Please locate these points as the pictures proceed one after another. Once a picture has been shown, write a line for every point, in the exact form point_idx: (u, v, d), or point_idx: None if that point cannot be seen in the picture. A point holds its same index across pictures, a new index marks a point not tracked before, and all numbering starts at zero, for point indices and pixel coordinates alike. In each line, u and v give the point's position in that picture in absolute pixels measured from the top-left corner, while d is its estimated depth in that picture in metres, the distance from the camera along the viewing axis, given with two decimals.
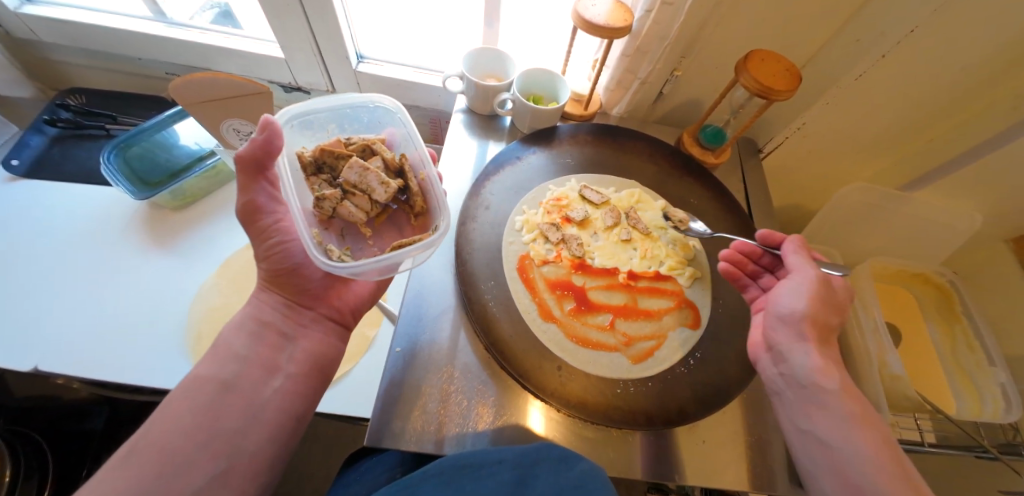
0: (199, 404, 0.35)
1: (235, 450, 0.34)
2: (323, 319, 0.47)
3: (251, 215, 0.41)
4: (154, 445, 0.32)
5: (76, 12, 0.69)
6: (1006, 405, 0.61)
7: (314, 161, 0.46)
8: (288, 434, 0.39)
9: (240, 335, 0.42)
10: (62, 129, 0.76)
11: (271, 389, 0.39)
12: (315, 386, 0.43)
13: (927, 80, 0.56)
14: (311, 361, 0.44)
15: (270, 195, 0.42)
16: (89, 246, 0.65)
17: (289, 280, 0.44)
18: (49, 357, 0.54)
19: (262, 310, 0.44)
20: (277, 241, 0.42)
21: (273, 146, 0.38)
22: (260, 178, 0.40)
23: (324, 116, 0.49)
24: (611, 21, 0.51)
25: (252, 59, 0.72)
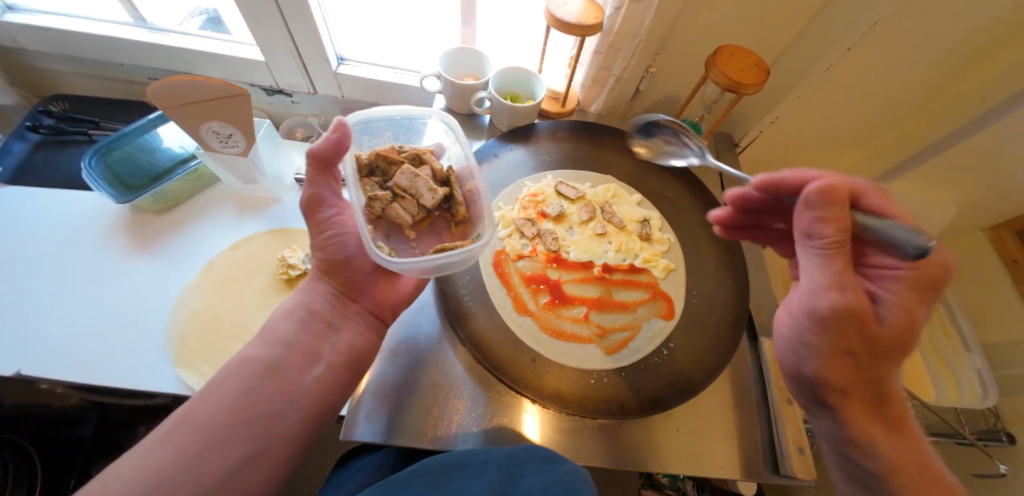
0: (243, 386, 0.35)
1: (271, 434, 0.34)
2: (364, 313, 0.45)
3: (314, 206, 0.42)
4: (195, 422, 0.32)
5: (57, 19, 0.69)
6: (983, 391, 0.62)
7: (368, 164, 0.47)
8: (319, 423, 0.38)
9: (288, 321, 0.41)
10: (45, 135, 0.76)
11: (312, 379, 0.38)
12: (354, 381, 0.41)
13: (895, 72, 0.58)
14: (349, 353, 0.42)
15: (334, 191, 0.43)
16: (73, 251, 0.65)
17: (341, 271, 0.43)
18: (34, 361, 0.54)
19: (314, 299, 0.43)
20: (331, 233, 0.42)
21: (343, 144, 0.39)
22: (326, 173, 0.41)
23: (381, 124, 0.50)
24: (583, 19, 0.52)
25: (232, 63, 0.73)
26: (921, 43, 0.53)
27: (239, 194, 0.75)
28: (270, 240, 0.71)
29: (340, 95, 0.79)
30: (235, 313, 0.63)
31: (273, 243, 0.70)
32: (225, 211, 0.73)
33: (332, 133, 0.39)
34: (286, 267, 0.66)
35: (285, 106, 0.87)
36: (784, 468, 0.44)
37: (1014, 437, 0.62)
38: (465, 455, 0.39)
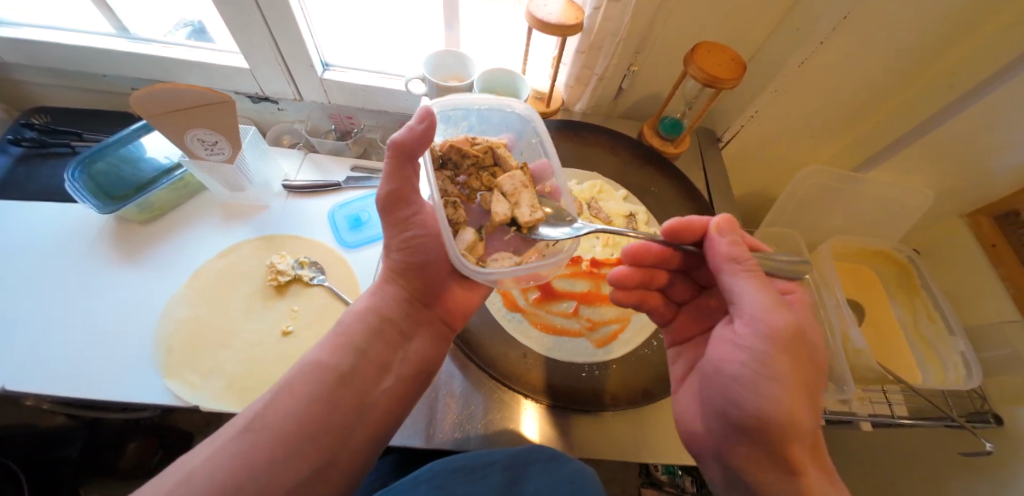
0: (319, 393, 0.34)
1: (339, 446, 0.34)
2: (433, 321, 0.44)
3: (392, 204, 0.40)
4: (270, 431, 0.31)
5: (38, 32, 0.69)
6: (967, 372, 0.63)
7: (441, 156, 0.44)
8: (383, 437, 0.38)
9: (360, 325, 0.41)
10: (27, 148, 0.75)
11: (381, 391, 0.38)
12: (416, 391, 0.41)
13: (869, 63, 0.59)
14: (417, 365, 0.42)
15: (416, 188, 0.40)
16: (57, 263, 0.64)
17: (418, 275, 0.43)
18: (16, 377, 0.53)
19: (387, 305, 0.42)
20: (409, 235, 0.41)
21: (429, 136, 0.36)
22: (410, 166, 0.38)
23: (460, 112, 0.49)
24: (563, 19, 0.53)
25: (216, 71, 0.73)
26: (891, 36, 0.55)
27: (226, 202, 0.75)
28: (259, 247, 0.70)
29: (326, 101, 0.79)
30: (226, 322, 0.62)
31: (261, 250, 0.70)
32: (212, 219, 0.73)
33: (417, 124, 0.35)
34: (276, 274, 0.66)
35: (271, 113, 0.87)
36: None
37: (999, 417, 0.63)
38: (471, 458, 0.40)
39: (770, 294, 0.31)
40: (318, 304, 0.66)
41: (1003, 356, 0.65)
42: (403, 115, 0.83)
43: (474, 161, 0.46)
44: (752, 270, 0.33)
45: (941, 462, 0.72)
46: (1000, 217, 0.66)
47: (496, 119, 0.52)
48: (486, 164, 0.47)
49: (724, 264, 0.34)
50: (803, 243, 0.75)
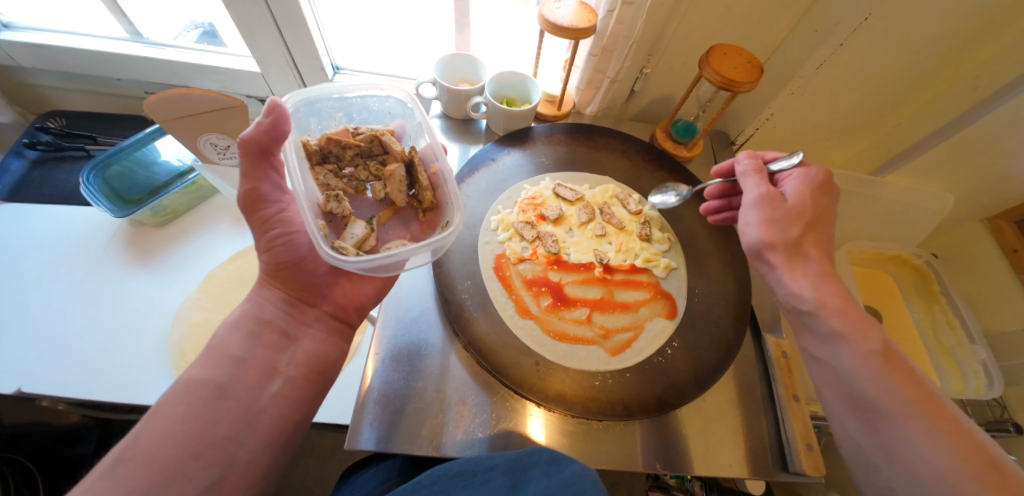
0: (193, 411, 0.34)
1: (229, 458, 0.34)
2: (325, 317, 0.46)
3: (253, 203, 0.40)
4: (142, 456, 0.30)
5: (51, 36, 0.70)
6: (987, 381, 0.63)
7: (319, 150, 0.46)
8: (285, 440, 0.38)
9: (236, 335, 0.40)
10: (42, 152, 0.75)
11: (268, 395, 0.38)
12: (315, 391, 0.42)
13: (888, 65, 0.58)
14: (312, 361, 0.43)
15: (274, 184, 0.41)
16: (71, 266, 0.65)
17: (294, 274, 0.43)
18: (32, 380, 0.54)
19: (264, 309, 0.43)
20: (280, 232, 0.41)
21: (280, 130, 0.38)
22: (264, 164, 0.40)
23: (333, 103, 0.50)
24: (576, 22, 0.52)
25: (229, 75, 0.73)
26: (913, 38, 0.53)
27: (237, 205, 0.75)
28: None
29: None
30: None
31: None
32: (223, 224, 0.73)
33: (266, 118, 0.37)
34: None
35: None
36: (793, 466, 0.44)
37: (1020, 427, 0.62)
38: (470, 462, 0.37)
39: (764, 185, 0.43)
40: None
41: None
42: None
43: (357, 152, 0.48)
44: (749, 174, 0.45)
45: None
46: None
47: (375, 106, 0.53)
48: (374, 153, 0.50)
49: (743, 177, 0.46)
50: None
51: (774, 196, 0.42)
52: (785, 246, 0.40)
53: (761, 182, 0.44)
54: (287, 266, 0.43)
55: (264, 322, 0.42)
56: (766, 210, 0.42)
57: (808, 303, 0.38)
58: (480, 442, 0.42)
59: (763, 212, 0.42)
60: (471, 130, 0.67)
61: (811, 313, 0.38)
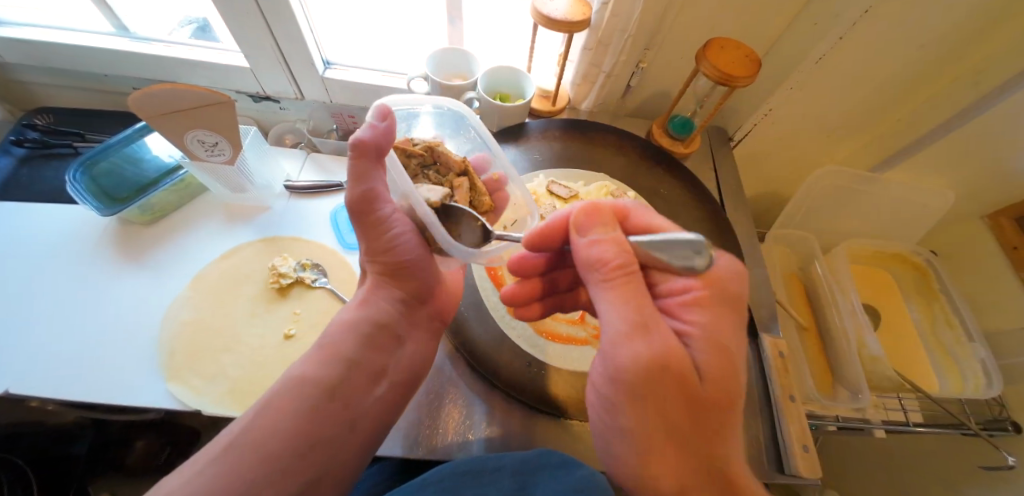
0: (309, 407, 0.33)
1: (331, 460, 0.33)
2: (430, 317, 0.45)
3: (366, 207, 0.35)
4: (252, 447, 0.29)
5: (36, 31, 0.68)
6: (986, 381, 0.62)
7: None
8: (371, 444, 0.37)
9: (349, 335, 0.39)
10: (30, 149, 0.75)
11: (374, 398, 0.38)
12: (404, 398, 0.41)
13: (889, 59, 0.57)
14: (410, 368, 0.42)
15: (386, 185, 0.36)
16: (60, 265, 0.64)
17: (409, 276, 0.41)
18: (21, 382, 0.53)
19: (378, 311, 0.41)
20: (397, 234, 0.37)
21: (391, 133, 0.35)
22: (379, 161, 0.35)
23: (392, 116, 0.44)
24: (570, 15, 0.51)
25: (217, 70, 0.71)
26: (914, 32, 0.52)
27: (228, 203, 0.74)
28: (261, 249, 0.70)
29: (327, 99, 0.78)
30: (225, 325, 0.61)
31: (262, 253, 0.69)
32: (214, 222, 0.72)
33: (379, 121, 0.34)
34: (277, 276, 0.66)
35: (273, 112, 0.86)
36: (790, 468, 0.43)
37: (1019, 425, 0.61)
38: (477, 461, 0.37)
39: (631, 309, 0.27)
40: (322, 308, 0.65)
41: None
42: None
43: (417, 164, 0.43)
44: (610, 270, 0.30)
45: (956, 471, 0.70)
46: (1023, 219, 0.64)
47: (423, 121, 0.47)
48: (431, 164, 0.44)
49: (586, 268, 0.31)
50: (814, 244, 0.74)
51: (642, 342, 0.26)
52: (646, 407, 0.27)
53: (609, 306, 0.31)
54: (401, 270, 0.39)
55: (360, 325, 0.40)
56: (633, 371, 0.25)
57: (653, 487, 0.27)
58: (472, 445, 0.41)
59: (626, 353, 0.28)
60: None
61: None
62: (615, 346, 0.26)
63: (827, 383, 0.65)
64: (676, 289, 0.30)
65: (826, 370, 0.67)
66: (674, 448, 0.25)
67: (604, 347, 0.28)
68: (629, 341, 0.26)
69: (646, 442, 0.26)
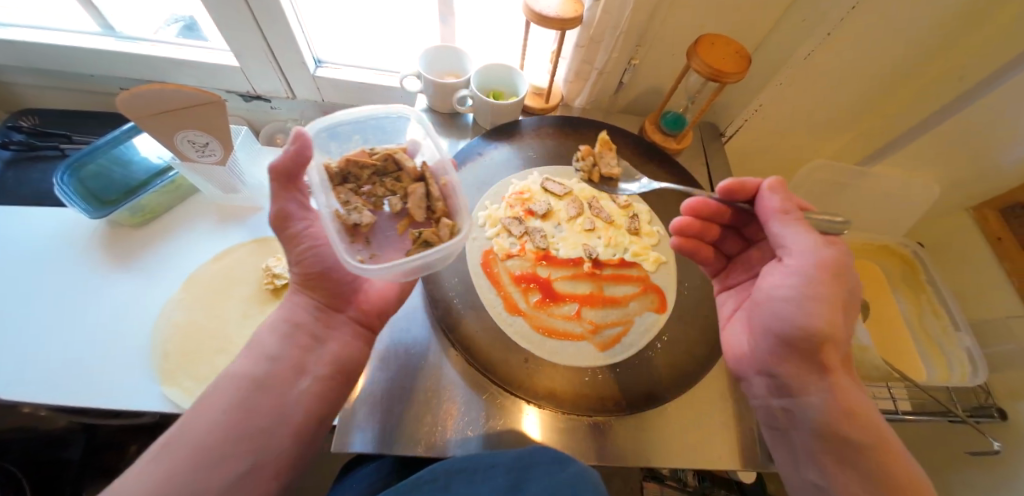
0: (231, 402, 0.33)
1: (265, 449, 0.32)
2: (351, 322, 0.43)
3: (283, 223, 0.39)
4: (187, 444, 0.30)
5: (18, 31, 0.67)
6: (972, 369, 0.64)
7: (339, 171, 0.43)
8: (312, 436, 0.36)
9: (272, 334, 0.39)
10: (16, 152, 0.73)
11: (300, 392, 0.36)
12: (344, 389, 0.40)
13: (877, 55, 0.57)
14: (340, 364, 0.40)
15: (300, 203, 0.40)
16: (49, 269, 0.63)
17: (322, 285, 0.41)
18: (12, 387, 0.52)
19: (297, 311, 0.41)
20: (307, 245, 0.39)
21: (304, 155, 0.37)
22: (290, 184, 0.39)
23: (350, 127, 0.47)
24: (562, 13, 0.51)
25: (206, 69, 0.70)
26: (901, 27, 0.53)
27: (219, 204, 0.73)
28: (254, 250, 0.69)
29: (319, 98, 0.77)
30: (219, 326, 0.61)
31: (256, 253, 0.69)
32: (206, 223, 0.71)
33: (292, 144, 0.36)
34: (271, 277, 0.65)
35: (264, 112, 0.85)
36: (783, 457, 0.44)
37: (1004, 412, 0.63)
38: (472, 459, 0.36)
39: (816, 236, 0.33)
40: None
41: (1008, 351, 0.64)
42: None
43: (374, 171, 0.45)
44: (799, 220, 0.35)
45: (943, 456, 0.72)
46: (1006, 210, 0.66)
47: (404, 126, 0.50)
48: (389, 171, 0.46)
49: (771, 216, 0.36)
50: None
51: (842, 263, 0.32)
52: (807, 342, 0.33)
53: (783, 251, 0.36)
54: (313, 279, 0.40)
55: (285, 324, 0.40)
56: (837, 277, 0.32)
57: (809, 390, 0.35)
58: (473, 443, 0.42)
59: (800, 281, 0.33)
60: (458, 124, 0.66)
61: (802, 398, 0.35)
62: (792, 273, 0.33)
63: None
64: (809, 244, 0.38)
65: None
66: (842, 333, 0.32)
67: (788, 272, 0.34)
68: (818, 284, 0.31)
69: (826, 331, 0.32)
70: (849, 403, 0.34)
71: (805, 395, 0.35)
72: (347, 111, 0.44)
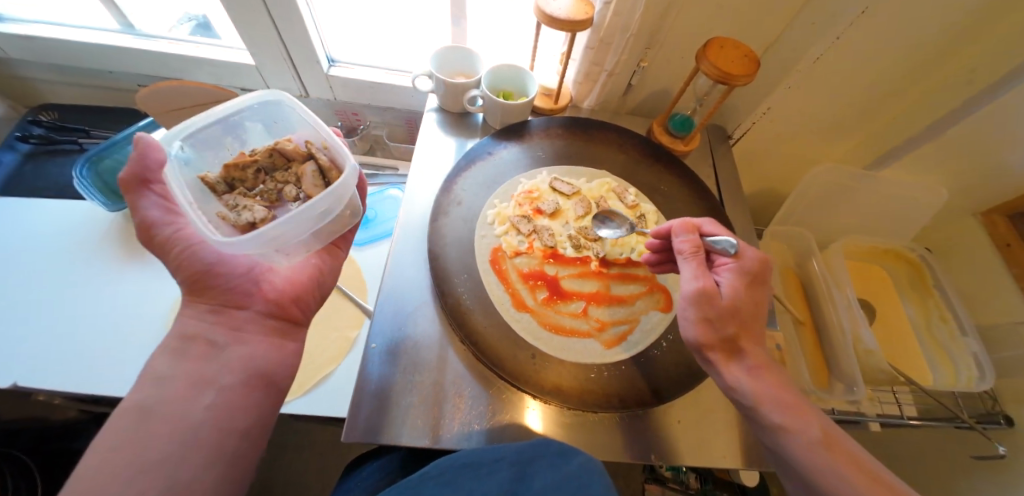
0: (122, 434, 0.31)
1: (170, 479, 0.30)
2: (260, 317, 0.42)
3: (147, 232, 0.37)
4: (83, 483, 0.28)
5: (41, 27, 0.69)
6: (979, 374, 0.63)
7: (222, 180, 0.41)
8: (233, 453, 0.35)
9: (163, 354, 0.37)
10: (35, 145, 0.75)
11: (206, 406, 0.35)
12: (259, 397, 0.39)
13: (884, 59, 0.58)
14: (252, 366, 0.39)
15: (163, 207, 0.37)
16: (65, 259, 0.65)
17: (211, 286, 0.39)
18: (28, 374, 0.54)
19: (187, 323, 0.38)
20: (183, 248, 0.37)
21: (146, 156, 0.34)
22: (147, 189, 0.36)
23: (218, 130, 0.42)
24: (571, 14, 0.52)
25: (222, 67, 0.72)
26: (911, 31, 0.53)
27: None
28: None
29: (332, 97, 0.78)
30: None
31: None
32: None
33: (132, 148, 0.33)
34: None
35: None
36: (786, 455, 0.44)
37: (1011, 419, 0.63)
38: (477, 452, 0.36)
39: (699, 271, 0.39)
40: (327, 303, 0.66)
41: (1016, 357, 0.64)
42: (411, 113, 0.82)
43: (260, 169, 0.42)
44: (693, 257, 0.41)
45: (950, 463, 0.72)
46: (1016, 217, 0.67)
47: (287, 115, 0.45)
48: (279, 167, 0.43)
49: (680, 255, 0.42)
50: (810, 241, 0.75)
51: (713, 292, 0.38)
52: (721, 346, 0.38)
53: (700, 275, 0.40)
54: (197, 280, 0.38)
55: (196, 337, 0.38)
56: (703, 307, 0.38)
57: (745, 399, 0.37)
58: (482, 435, 0.42)
59: (701, 310, 0.38)
60: (467, 123, 0.67)
61: (752, 408, 0.37)
62: (686, 306, 0.39)
63: (823, 377, 0.66)
64: (724, 268, 0.42)
65: (822, 364, 0.68)
66: (725, 338, 0.38)
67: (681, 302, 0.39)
68: (694, 310, 0.38)
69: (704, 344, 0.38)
70: (820, 434, 0.35)
71: (755, 416, 0.37)
72: (204, 115, 0.39)
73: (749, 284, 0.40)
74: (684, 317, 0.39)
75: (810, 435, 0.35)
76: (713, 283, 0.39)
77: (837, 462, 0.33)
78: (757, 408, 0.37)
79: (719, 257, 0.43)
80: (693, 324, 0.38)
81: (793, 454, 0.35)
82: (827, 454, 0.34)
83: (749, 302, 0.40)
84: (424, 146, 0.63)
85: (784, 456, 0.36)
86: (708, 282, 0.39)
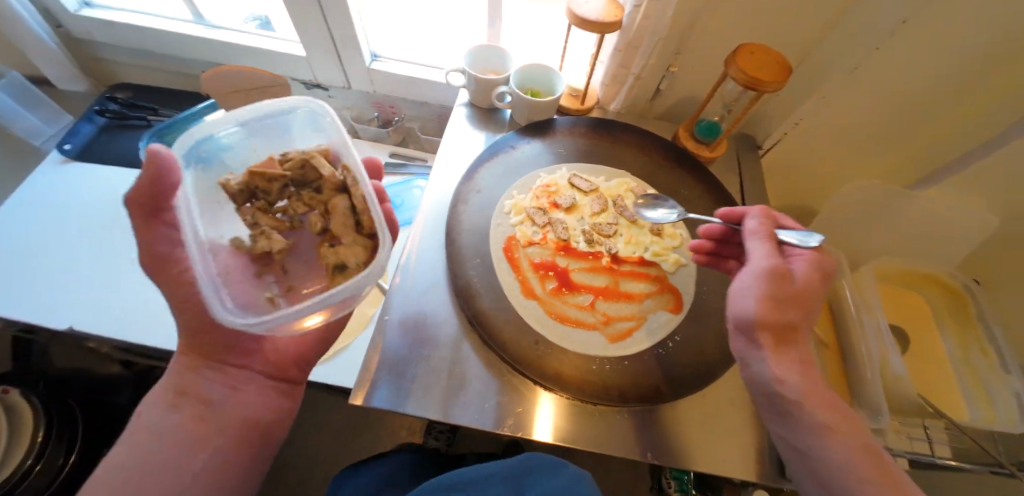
0: (121, 481, 0.32)
1: None
2: (256, 376, 0.44)
3: (157, 263, 0.36)
4: None
5: (126, 15, 0.78)
6: (1021, 415, 0.58)
7: (243, 188, 0.38)
8: None
9: (160, 405, 0.38)
10: (110, 119, 0.84)
11: (200, 467, 0.36)
12: (250, 453, 0.40)
13: (931, 73, 0.55)
14: (248, 421, 0.41)
15: (172, 238, 0.37)
16: (123, 221, 0.72)
17: (214, 338, 0.40)
18: (82, 320, 0.60)
19: (184, 377, 0.39)
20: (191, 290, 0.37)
21: (164, 183, 0.32)
22: (159, 215, 0.35)
23: (261, 123, 0.42)
24: (603, 16, 0.54)
25: (276, 57, 0.79)
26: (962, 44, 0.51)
27: None
28: None
29: (370, 89, 0.83)
30: None
31: None
32: None
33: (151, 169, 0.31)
34: None
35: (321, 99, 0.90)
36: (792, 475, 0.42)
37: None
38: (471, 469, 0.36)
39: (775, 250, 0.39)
40: None
41: None
42: (442, 108, 0.86)
43: (286, 182, 0.39)
44: (767, 238, 0.41)
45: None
46: None
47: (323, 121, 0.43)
48: (308, 181, 0.39)
49: (753, 235, 0.42)
50: (842, 261, 0.71)
51: (784, 271, 0.37)
52: (777, 327, 0.36)
53: (771, 255, 0.39)
54: (197, 328, 0.39)
55: (184, 384, 0.39)
56: (773, 283, 0.36)
57: (791, 389, 0.36)
58: (486, 415, 0.43)
59: (768, 285, 0.36)
60: (494, 118, 0.69)
61: (793, 401, 0.36)
62: (752, 277, 0.38)
63: (844, 402, 0.63)
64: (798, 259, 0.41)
65: (844, 390, 0.64)
66: (787, 321, 0.37)
67: (748, 273, 0.39)
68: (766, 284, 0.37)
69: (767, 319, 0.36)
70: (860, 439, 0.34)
71: (791, 411, 0.36)
72: (255, 104, 0.40)
73: (822, 277, 0.39)
74: (746, 288, 0.38)
75: (845, 438, 0.34)
76: (784, 264, 0.38)
77: (871, 466, 0.32)
78: (800, 402, 0.35)
79: (793, 248, 0.43)
80: (756, 295, 0.36)
81: (824, 454, 0.34)
82: (858, 453, 0.33)
83: (817, 294, 0.39)
84: (450, 137, 0.66)
85: (812, 456, 0.35)
86: (779, 262, 0.38)
